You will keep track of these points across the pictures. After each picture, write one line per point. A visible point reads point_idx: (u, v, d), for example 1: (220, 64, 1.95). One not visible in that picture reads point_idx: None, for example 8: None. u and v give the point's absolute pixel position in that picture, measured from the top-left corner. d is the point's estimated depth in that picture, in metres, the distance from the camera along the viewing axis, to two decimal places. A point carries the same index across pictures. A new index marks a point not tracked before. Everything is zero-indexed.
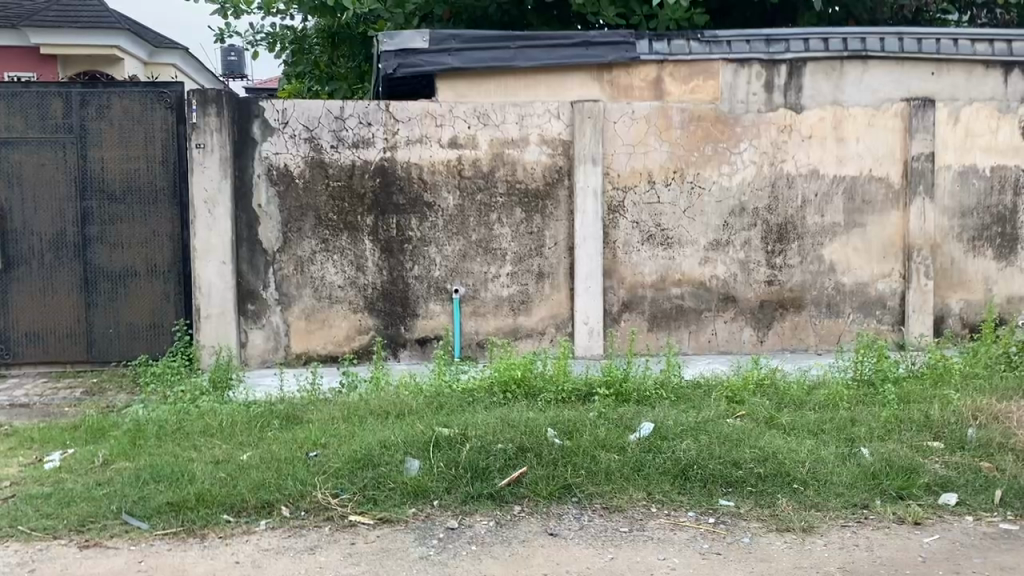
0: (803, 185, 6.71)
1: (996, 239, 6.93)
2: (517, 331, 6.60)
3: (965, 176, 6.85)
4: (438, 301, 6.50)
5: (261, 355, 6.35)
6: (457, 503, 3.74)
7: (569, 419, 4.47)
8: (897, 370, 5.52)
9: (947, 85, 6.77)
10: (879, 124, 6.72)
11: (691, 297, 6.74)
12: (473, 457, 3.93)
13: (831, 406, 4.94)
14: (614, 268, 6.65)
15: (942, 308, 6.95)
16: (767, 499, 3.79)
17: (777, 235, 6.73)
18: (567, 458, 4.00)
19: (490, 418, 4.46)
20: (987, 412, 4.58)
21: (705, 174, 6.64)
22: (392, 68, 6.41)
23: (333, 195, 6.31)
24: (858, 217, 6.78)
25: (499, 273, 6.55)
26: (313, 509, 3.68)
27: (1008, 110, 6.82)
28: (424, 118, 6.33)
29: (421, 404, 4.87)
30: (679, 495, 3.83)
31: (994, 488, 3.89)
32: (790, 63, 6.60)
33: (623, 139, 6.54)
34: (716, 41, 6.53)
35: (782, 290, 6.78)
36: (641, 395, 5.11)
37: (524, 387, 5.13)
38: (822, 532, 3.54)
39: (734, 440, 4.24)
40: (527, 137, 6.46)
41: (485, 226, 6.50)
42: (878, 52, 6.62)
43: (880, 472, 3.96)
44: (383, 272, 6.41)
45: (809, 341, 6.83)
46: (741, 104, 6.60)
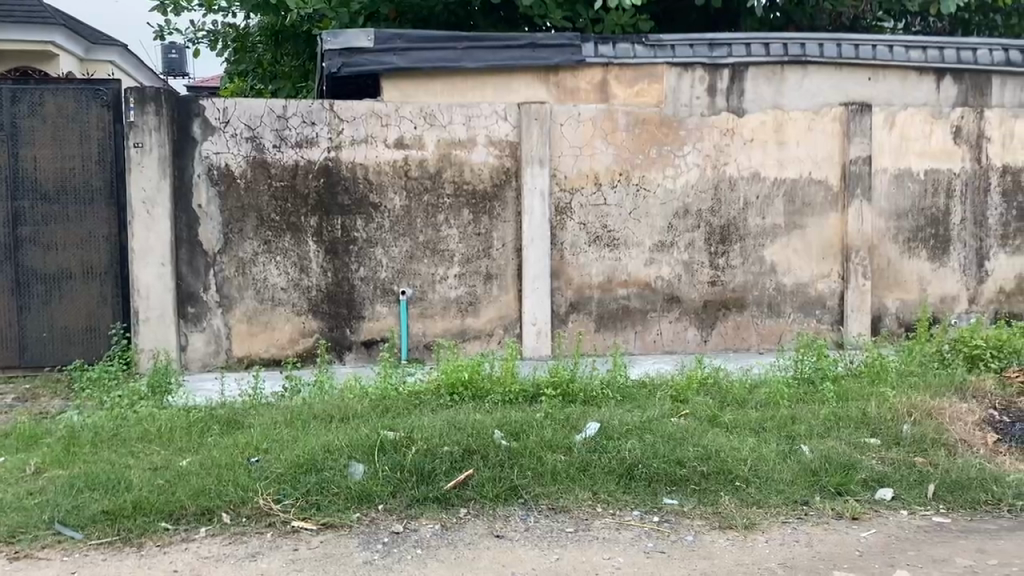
0: (745, 188, 6.82)
1: (930, 240, 7.14)
2: (464, 332, 6.58)
3: (900, 179, 7.04)
4: (384, 303, 6.45)
5: (202, 360, 6.23)
6: (402, 507, 3.71)
7: (515, 421, 4.46)
8: (836, 368, 5.64)
9: (882, 91, 6.94)
10: (819, 128, 6.87)
11: (637, 298, 6.80)
12: (418, 460, 3.90)
13: (773, 404, 5.03)
14: (561, 269, 6.67)
15: (879, 307, 7.13)
16: (711, 497, 3.84)
17: (720, 237, 6.84)
18: (513, 459, 4.00)
19: (436, 421, 4.42)
20: (922, 408, 4.69)
21: (650, 177, 6.71)
22: (336, 67, 6.32)
23: (276, 195, 6.22)
24: (798, 219, 6.92)
25: (447, 275, 6.52)
26: (255, 515, 3.62)
27: (941, 116, 7.02)
28: (369, 119, 6.27)
29: (367, 408, 4.80)
30: (624, 494, 3.85)
31: (928, 482, 3.99)
32: (732, 68, 6.70)
33: (569, 141, 6.57)
34: (661, 45, 6.62)
35: (725, 291, 6.88)
36: (587, 395, 5.13)
37: (471, 389, 5.11)
38: (764, 529, 3.59)
39: (678, 438, 4.29)
40: (473, 138, 6.44)
41: (432, 227, 6.46)
42: (817, 58, 6.75)
43: (819, 469, 4.04)
44: (328, 274, 6.33)
45: (751, 340, 6.94)
46: (685, 108, 6.68)
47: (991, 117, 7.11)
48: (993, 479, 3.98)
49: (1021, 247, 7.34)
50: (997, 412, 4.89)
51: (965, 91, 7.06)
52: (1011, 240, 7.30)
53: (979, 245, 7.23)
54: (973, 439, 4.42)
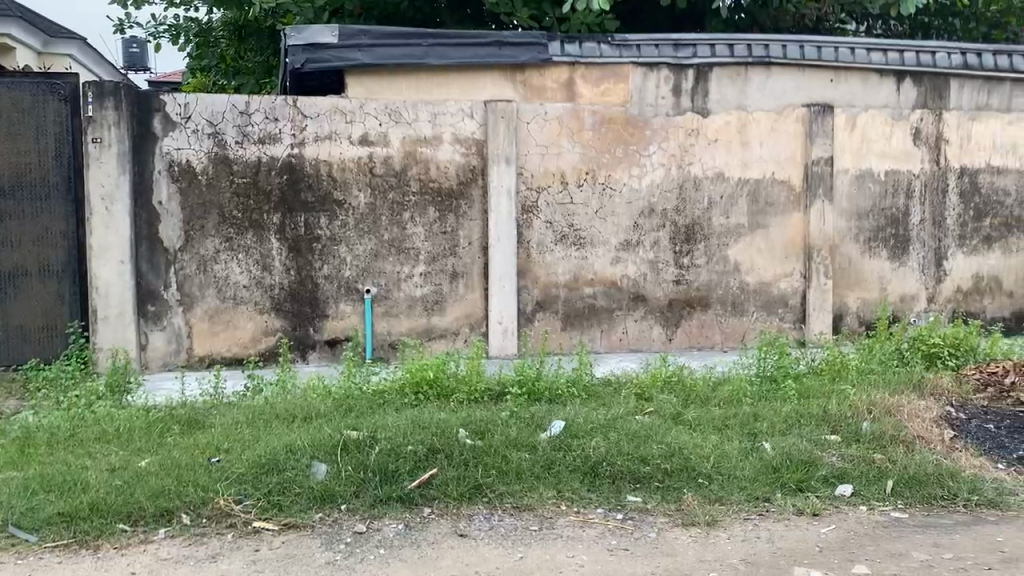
0: (709, 187, 6.88)
1: (890, 240, 7.25)
2: (430, 331, 6.56)
3: (861, 180, 7.14)
4: (348, 301, 6.40)
5: (163, 358, 6.14)
6: (365, 507, 3.67)
7: (480, 419, 4.45)
8: (798, 366, 5.71)
9: (844, 93, 7.03)
10: (781, 129, 6.95)
11: (603, 297, 6.82)
12: (382, 460, 3.88)
13: (735, 401, 5.09)
14: (527, 268, 6.67)
15: (841, 306, 7.23)
16: (674, 494, 3.86)
17: (685, 236, 6.88)
18: (477, 459, 3.99)
19: (400, 420, 4.40)
20: (881, 406, 4.76)
21: (616, 176, 6.73)
22: (300, 62, 6.26)
23: (238, 192, 6.14)
24: (761, 219, 6.99)
25: (412, 273, 6.48)
26: (215, 516, 3.57)
27: (901, 117, 7.15)
28: (333, 115, 6.22)
29: (330, 408, 4.76)
30: (588, 492, 3.86)
31: (886, 478, 4.05)
32: (697, 68, 6.75)
33: (536, 139, 6.57)
34: (626, 45, 6.64)
35: (689, 289, 6.93)
36: (552, 393, 5.14)
37: (436, 388, 5.09)
38: (725, 526, 3.62)
39: (642, 436, 4.31)
40: (439, 136, 6.42)
41: (397, 225, 6.43)
42: (780, 59, 6.81)
43: (780, 465, 4.09)
44: (291, 272, 6.27)
45: (714, 339, 7.00)
46: (650, 108, 6.72)
47: (949, 119, 7.24)
48: (949, 474, 4.05)
49: (978, 247, 7.48)
50: (953, 409, 4.98)
51: (924, 93, 7.18)
52: (968, 240, 7.44)
53: (937, 245, 7.36)
54: (930, 435, 4.50)
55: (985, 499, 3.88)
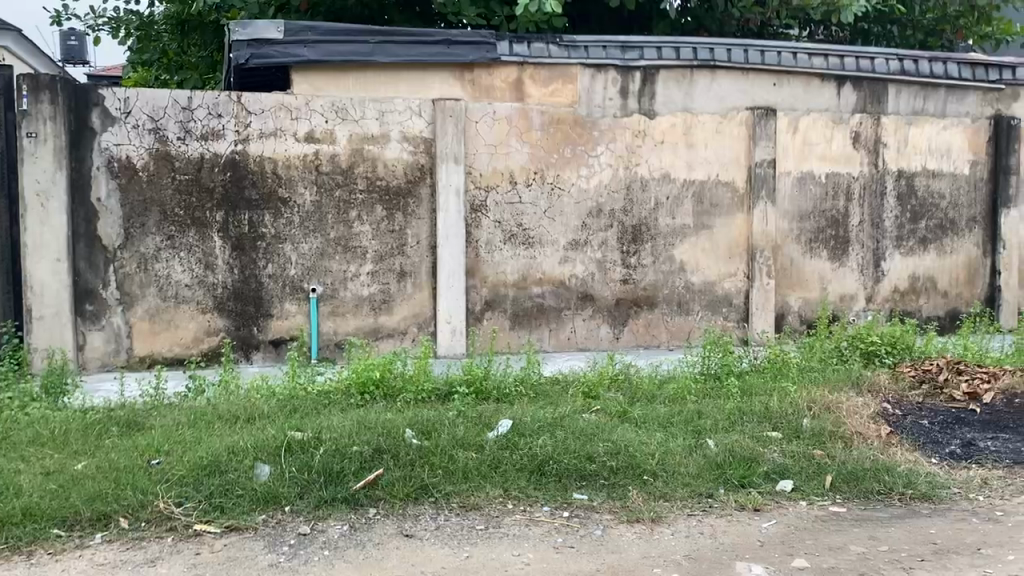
0: (656, 188, 6.96)
1: (830, 241, 7.42)
2: (377, 331, 6.51)
3: (803, 182, 7.30)
4: (293, 301, 6.32)
5: (101, 359, 5.99)
6: (309, 508, 3.63)
7: (427, 419, 4.43)
8: (741, 364, 5.81)
9: (787, 96, 7.16)
10: (726, 131, 7.06)
11: (551, 296, 6.85)
12: (327, 461, 3.84)
13: (680, 399, 5.16)
14: (475, 267, 6.67)
15: (783, 305, 7.37)
16: (619, 491, 3.90)
17: (632, 236, 6.95)
18: (424, 459, 3.97)
19: (346, 421, 4.36)
20: (821, 403, 4.87)
21: (564, 176, 6.77)
22: (244, 58, 6.17)
23: (180, 189, 6.02)
24: (706, 220, 7.10)
25: (359, 273, 6.43)
26: (154, 520, 3.49)
27: (841, 121, 7.32)
28: (277, 111, 6.14)
29: (273, 408, 4.70)
30: (535, 490, 3.87)
31: (825, 473, 4.14)
32: (644, 70, 6.81)
33: (484, 139, 6.57)
34: (574, 46, 6.69)
35: (636, 289, 7.00)
36: (500, 393, 5.14)
37: (382, 389, 5.05)
38: (669, 522, 3.66)
39: (588, 434, 4.34)
40: (386, 134, 6.38)
41: (344, 223, 6.37)
42: (725, 62, 6.93)
43: (724, 462, 4.15)
44: (234, 271, 6.17)
45: (661, 337, 7.08)
46: (598, 109, 6.77)
47: (887, 124, 7.44)
48: (886, 469, 4.16)
49: (915, 248, 7.69)
50: (890, 405, 5.11)
51: (863, 98, 7.36)
52: (905, 241, 7.64)
53: (875, 246, 7.55)
54: (868, 431, 4.61)
55: (919, 493, 3.99)
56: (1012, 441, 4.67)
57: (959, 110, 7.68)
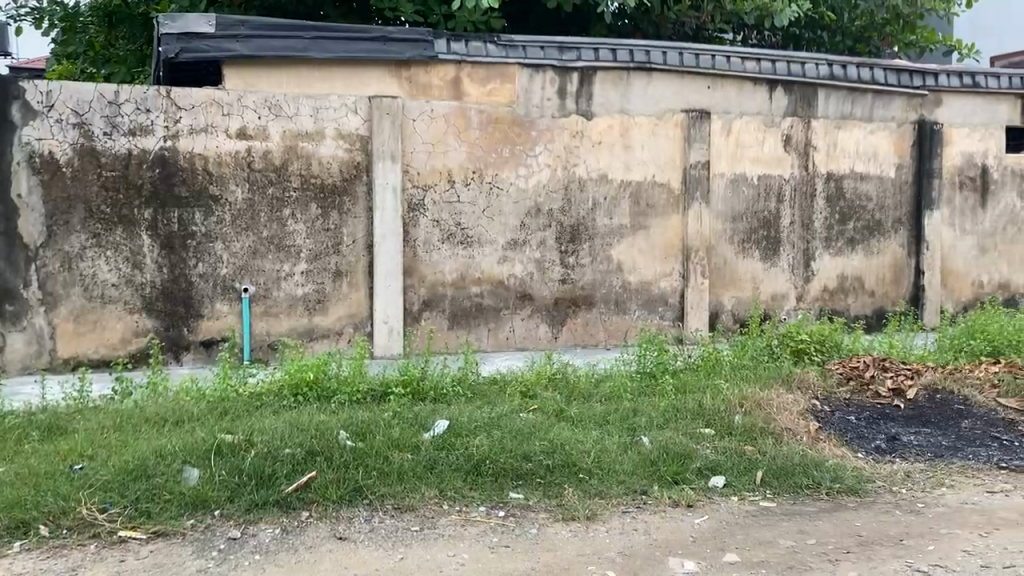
0: (593, 189, 7.02)
1: (762, 241, 7.58)
2: (312, 331, 6.42)
3: (736, 184, 7.44)
4: (225, 301, 6.19)
5: (22, 362, 5.77)
6: (240, 512, 3.56)
7: (362, 420, 4.39)
8: (676, 363, 5.89)
9: (721, 99, 7.29)
10: (661, 133, 7.16)
11: (490, 296, 6.85)
12: (258, 464, 3.77)
13: (616, 397, 5.21)
14: (412, 266, 6.62)
15: (717, 304, 7.50)
16: (555, 490, 3.91)
17: (570, 236, 6.99)
18: (359, 460, 3.93)
19: (278, 423, 4.28)
20: (752, 399, 4.96)
21: (503, 176, 6.77)
22: (174, 52, 6.00)
23: (106, 186, 5.85)
24: (642, 220, 7.18)
25: (293, 272, 6.33)
26: (77, 527, 3.38)
27: (773, 125, 7.49)
28: (208, 107, 6.01)
29: (203, 410, 4.60)
30: (470, 490, 3.86)
31: (756, 469, 4.22)
32: (582, 71, 6.85)
33: (421, 137, 6.54)
34: (512, 46, 6.68)
35: (574, 288, 7.04)
36: (436, 393, 5.12)
37: (316, 390, 4.97)
38: (604, 519, 3.69)
39: (525, 433, 4.35)
40: (321, 131, 6.30)
41: (277, 222, 6.26)
42: (660, 65, 7.01)
43: (657, 459, 4.21)
44: (163, 270, 6.01)
45: (598, 336, 7.14)
46: (536, 109, 6.79)
47: (816, 127, 7.63)
48: (814, 464, 4.25)
49: (843, 248, 7.91)
50: (819, 402, 5.24)
51: (794, 102, 7.54)
52: (834, 242, 7.85)
53: (805, 247, 7.74)
54: (797, 427, 4.71)
55: (846, 487, 4.10)
56: (934, 436, 4.84)
57: (885, 115, 7.92)
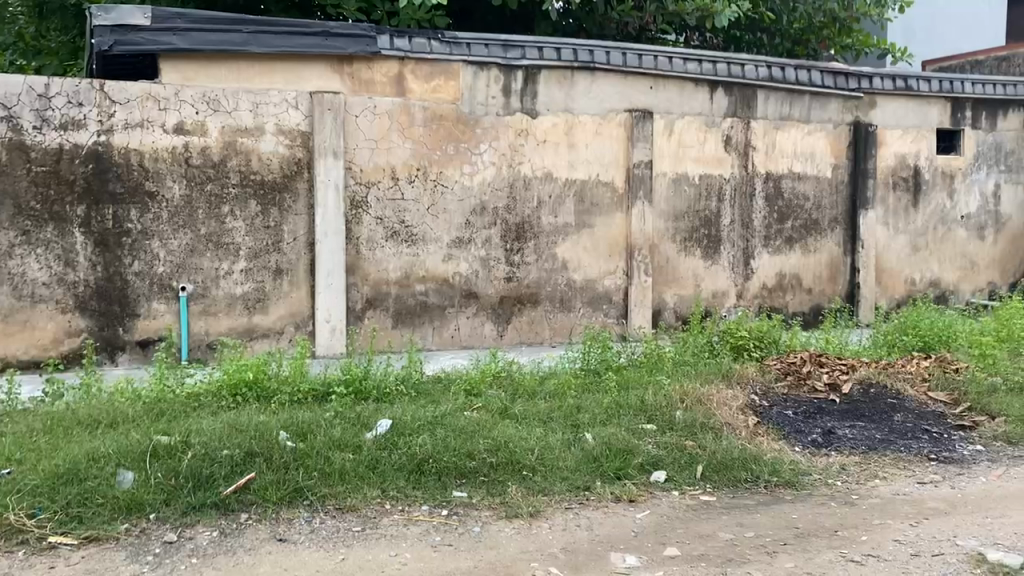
0: (538, 187, 7.04)
1: (704, 240, 7.69)
2: (252, 331, 6.31)
3: (678, 183, 7.54)
4: (161, 300, 6.05)
5: None
6: (176, 515, 3.50)
7: (303, 420, 4.33)
8: (619, 360, 5.95)
9: (663, 100, 7.38)
10: (605, 133, 7.21)
11: (435, 294, 6.82)
12: (195, 466, 3.70)
13: (560, 394, 5.24)
14: (356, 264, 6.55)
15: (660, 302, 7.59)
16: (498, 487, 3.92)
17: (515, 235, 7.00)
18: (299, 460, 3.87)
19: (217, 424, 4.20)
20: (693, 395, 5.03)
21: (447, 173, 6.75)
22: (107, 45, 5.79)
23: (36, 181, 5.67)
24: (587, 218, 7.23)
25: (232, 270, 6.22)
26: (4, 533, 3.28)
27: (714, 125, 7.61)
28: (144, 101, 5.87)
29: (139, 411, 4.50)
30: (414, 490, 3.84)
31: (696, 463, 4.28)
32: (526, 69, 6.86)
33: (364, 134, 6.48)
34: (456, 43, 6.64)
35: (520, 286, 7.05)
36: (380, 392, 5.07)
37: (256, 389, 4.90)
38: (547, 516, 3.71)
39: (469, 432, 4.34)
40: (261, 127, 6.20)
41: (216, 219, 6.14)
42: (604, 65, 7.05)
43: (600, 455, 4.25)
44: (97, 268, 5.85)
45: (544, 334, 7.17)
46: (480, 107, 6.78)
47: (756, 128, 7.78)
48: (753, 458, 4.33)
49: (782, 247, 8.07)
50: (758, 397, 5.34)
51: (734, 103, 7.67)
52: (773, 241, 8.01)
53: (745, 245, 7.87)
54: (736, 421, 4.78)
55: (783, 480, 4.19)
56: (868, 429, 4.97)
57: (821, 116, 8.11)
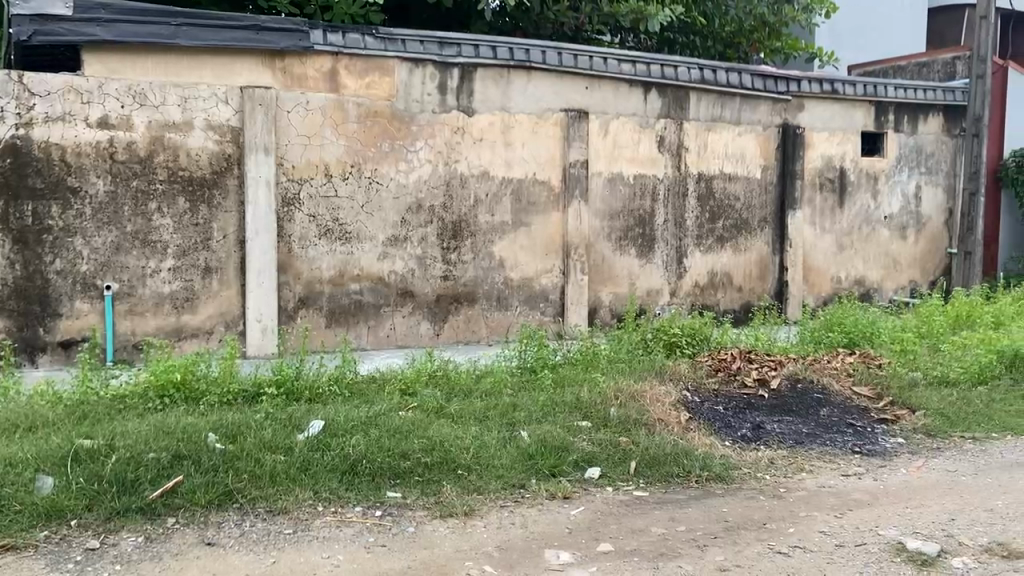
0: (474, 185, 7.03)
1: (638, 239, 7.79)
2: (180, 331, 6.16)
3: (613, 182, 7.62)
4: (85, 300, 5.86)
5: None
6: (99, 521, 3.40)
7: (233, 422, 4.24)
8: (555, 357, 5.98)
9: (598, 100, 7.45)
10: (540, 132, 7.25)
11: (369, 293, 6.75)
12: (120, 469, 3.60)
13: (495, 393, 5.24)
14: (288, 263, 6.45)
15: (596, 300, 7.66)
16: (433, 487, 3.90)
17: (452, 233, 6.98)
18: (228, 463, 3.80)
19: (142, 426, 4.10)
20: (627, 392, 5.10)
21: (382, 171, 6.69)
22: (25, 34, 5.59)
23: None
24: (523, 217, 7.25)
25: (160, 268, 6.06)
26: None
27: (647, 126, 7.71)
28: (66, 94, 5.68)
29: (59, 415, 4.35)
30: (347, 491, 3.80)
31: (630, 459, 4.34)
32: (461, 67, 6.85)
33: (297, 130, 6.39)
34: (390, 39, 6.58)
35: (456, 284, 7.04)
36: (311, 393, 5.00)
37: (184, 391, 4.78)
38: (482, 515, 3.71)
39: (403, 431, 4.32)
40: (190, 121, 6.06)
41: (142, 216, 5.98)
42: (540, 64, 7.08)
43: (535, 453, 4.27)
44: (16, 266, 5.65)
45: (480, 333, 7.17)
46: (416, 104, 6.74)
47: (688, 129, 7.91)
48: (685, 453, 4.40)
49: (713, 246, 8.22)
50: (690, 393, 5.43)
51: (668, 104, 7.79)
52: (705, 240, 8.15)
53: (678, 245, 8.00)
54: (669, 417, 4.86)
55: (714, 474, 4.26)
56: (795, 424, 5.10)
57: (752, 118, 8.29)
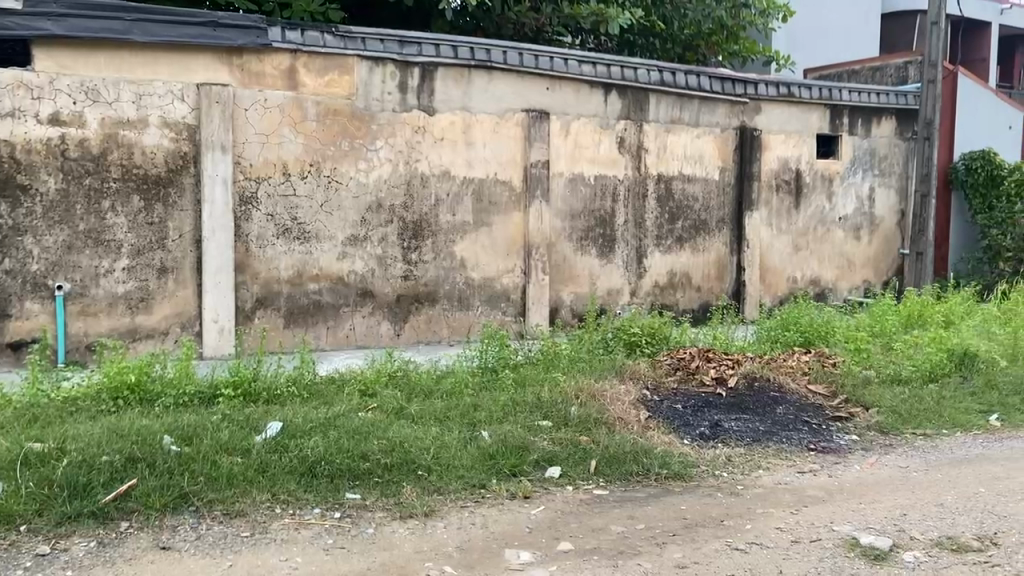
0: (435, 185, 7.01)
1: (599, 239, 7.83)
2: (135, 331, 6.06)
3: (574, 183, 7.65)
4: (35, 300, 5.74)
5: None
6: (49, 526, 3.33)
7: (189, 424, 4.18)
8: (516, 357, 5.99)
9: (559, 100, 7.47)
10: (501, 132, 7.25)
11: (329, 293, 6.70)
12: (71, 474, 3.53)
13: (456, 393, 5.23)
14: (246, 262, 6.37)
15: (557, 300, 7.69)
16: (393, 488, 3.88)
17: (412, 233, 6.95)
18: (184, 466, 3.74)
19: (95, 429, 4.02)
20: (587, 391, 5.12)
21: (342, 170, 6.64)
22: None
23: None
24: (484, 217, 7.25)
25: (113, 268, 5.95)
26: None
27: (607, 126, 7.75)
28: (15, 90, 5.57)
29: (8, 418, 4.25)
30: (305, 493, 3.76)
31: (590, 458, 4.36)
32: (422, 67, 6.82)
33: (254, 128, 6.32)
34: (350, 37, 6.52)
35: (417, 284, 7.01)
36: (269, 395, 4.95)
37: (138, 394, 4.70)
38: (442, 515, 3.70)
39: (363, 432, 4.29)
40: (144, 119, 5.96)
41: (95, 215, 5.87)
42: (501, 64, 7.08)
43: (495, 453, 4.27)
44: None
45: (441, 333, 7.15)
46: (375, 103, 6.70)
47: (648, 130, 7.97)
48: (644, 452, 4.44)
49: (673, 246, 8.30)
50: (650, 392, 5.47)
51: (628, 105, 7.83)
52: (664, 240, 8.22)
53: (638, 245, 8.06)
54: (629, 416, 4.90)
55: (673, 472, 4.30)
56: (752, 422, 5.16)
57: (710, 120, 8.38)
